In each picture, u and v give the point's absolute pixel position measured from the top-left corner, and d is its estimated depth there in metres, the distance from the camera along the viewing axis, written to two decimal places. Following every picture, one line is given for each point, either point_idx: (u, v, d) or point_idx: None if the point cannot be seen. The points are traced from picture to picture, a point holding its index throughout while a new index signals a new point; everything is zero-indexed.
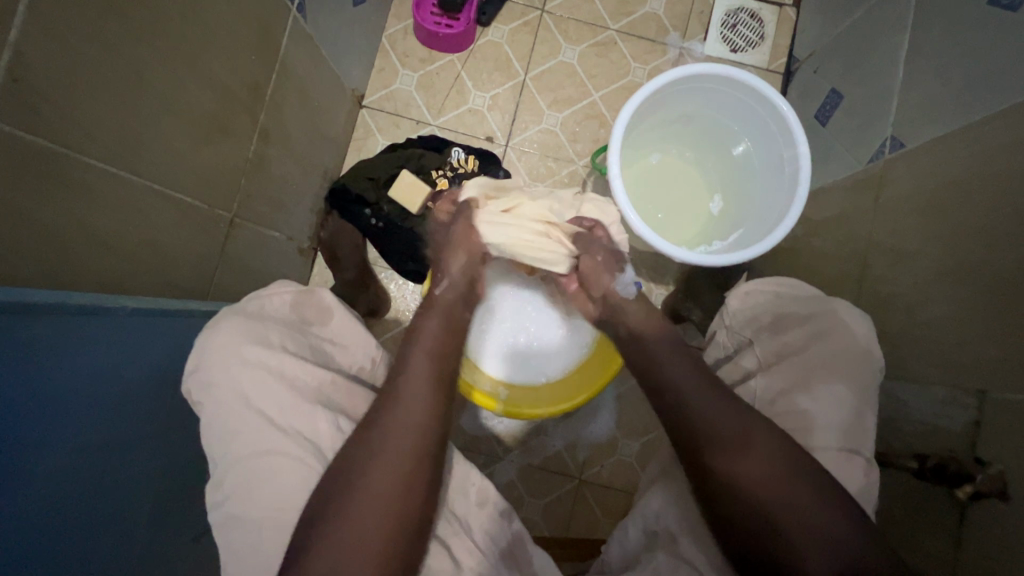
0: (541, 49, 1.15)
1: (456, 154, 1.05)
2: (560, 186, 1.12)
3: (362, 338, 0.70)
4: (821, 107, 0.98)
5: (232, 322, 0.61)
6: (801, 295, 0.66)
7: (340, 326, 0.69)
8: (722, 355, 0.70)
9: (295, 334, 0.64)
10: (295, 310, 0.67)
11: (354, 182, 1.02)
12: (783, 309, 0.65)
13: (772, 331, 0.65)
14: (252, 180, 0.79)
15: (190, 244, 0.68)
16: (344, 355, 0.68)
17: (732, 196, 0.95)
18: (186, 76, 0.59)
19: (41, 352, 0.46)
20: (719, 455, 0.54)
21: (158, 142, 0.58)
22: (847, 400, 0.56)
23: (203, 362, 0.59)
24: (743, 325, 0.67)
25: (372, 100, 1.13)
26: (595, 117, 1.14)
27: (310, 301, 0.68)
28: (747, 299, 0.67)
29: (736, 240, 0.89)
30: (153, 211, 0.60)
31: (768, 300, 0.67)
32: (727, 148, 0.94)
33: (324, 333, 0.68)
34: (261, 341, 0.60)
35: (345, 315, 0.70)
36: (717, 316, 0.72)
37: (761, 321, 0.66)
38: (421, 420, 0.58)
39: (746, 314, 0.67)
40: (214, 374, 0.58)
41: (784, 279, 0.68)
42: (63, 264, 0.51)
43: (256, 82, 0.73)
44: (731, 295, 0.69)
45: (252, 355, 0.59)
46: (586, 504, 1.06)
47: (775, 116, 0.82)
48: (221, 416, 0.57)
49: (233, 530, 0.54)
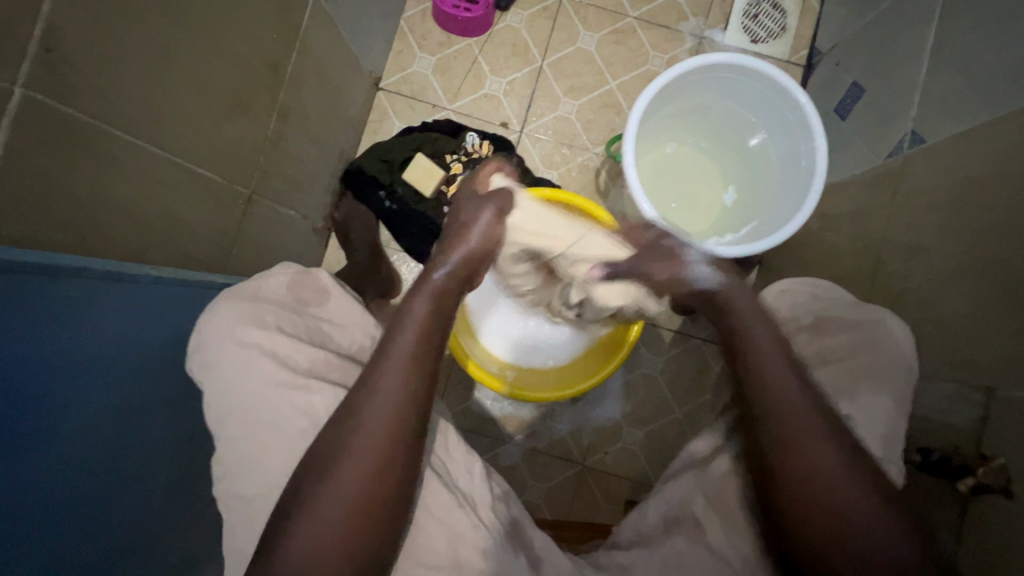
0: (559, 35, 1.14)
1: (471, 139, 1.06)
2: (573, 175, 1.12)
3: (362, 318, 0.67)
4: (841, 101, 0.97)
5: (232, 306, 0.59)
6: (842, 301, 0.66)
7: (339, 307, 0.66)
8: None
9: (289, 321, 0.60)
10: (291, 292, 0.64)
11: (370, 164, 1.04)
12: (824, 312, 0.65)
13: (811, 332, 0.65)
14: (269, 158, 0.80)
15: (209, 217, 0.69)
16: (344, 336, 0.65)
17: (747, 188, 0.94)
18: (209, 52, 0.60)
19: (65, 315, 0.48)
20: (801, 476, 0.51)
21: (182, 115, 0.60)
22: (879, 403, 0.56)
23: (200, 343, 0.58)
24: (778, 323, 0.68)
25: (390, 82, 1.13)
26: (611, 105, 1.13)
27: (308, 282, 0.65)
28: (783, 298, 0.69)
29: (749, 233, 0.89)
30: (175, 183, 0.62)
31: (802, 298, 0.67)
32: (743, 141, 0.93)
33: (321, 314, 0.65)
34: (255, 324, 0.58)
35: (344, 296, 0.66)
36: None
37: (800, 321, 0.66)
38: (364, 443, 0.50)
39: (786, 313, 0.68)
40: (210, 355, 0.57)
41: (820, 282, 0.69)
42: (79, 235, 0.51)
43: (276, 59, 0.73)
44: (769, 293, 0.71)
45: (247, 338, 0.57)
46: (589, 489, 1.08)
47: (795, 109, 0.81)
48: (215, 394, 0.56)
49: (234, 507, 0.54)
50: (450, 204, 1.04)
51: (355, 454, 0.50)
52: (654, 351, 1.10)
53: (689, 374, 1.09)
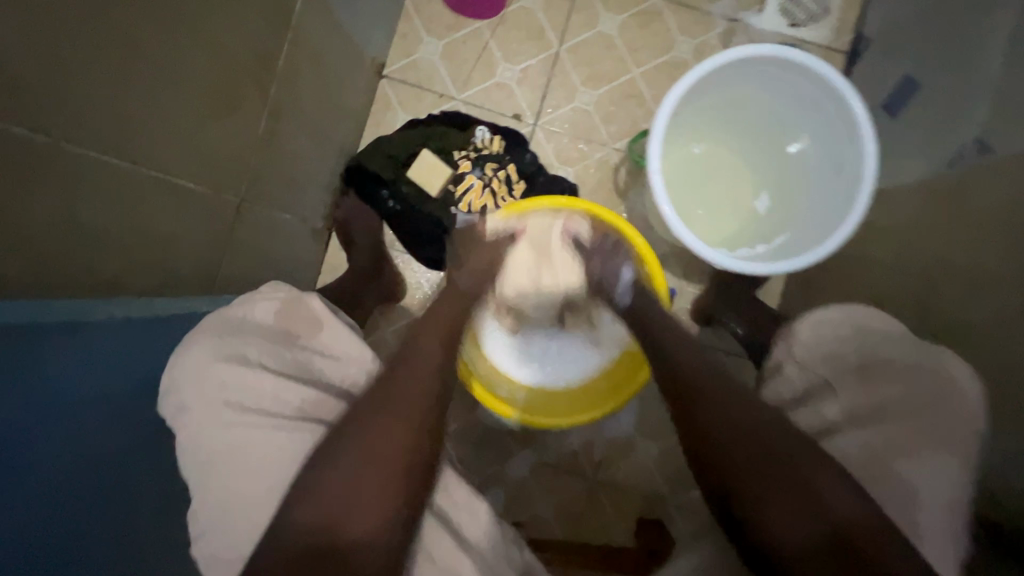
0: (578, 17, 1.05)
1: (482, 133, 0.99)
2: (591, 172, 1.04)
3: (357, 351, 0.61)
4: (890, 97, 0.88)
5: (213, 340, 0.55)
6: (892, 338, 0.59)
7: (332, 338, 0.61)
8: (789, 394, 0.62)
9: (276, 355, 0.57)
10: (281, 322, 0.59)
11: (372, 160, 0.97)
12: (871, 352, 0.59)
13: (861, 375, 0.59)
14: (262, 160, 0.73)
15: (196, 231, 0.63)
16: (335, 370, 0.60)
17: (782, 194, 0.86)
18: (189, 49, 0.53)
19: (9, 370, 0.43)
20: (732, 460, 0.54)
21: (157, 124, 0.53)
22: (941, 464, 0.52)
23: (174, 382, 0.53)
24: (818, 361, 0.61)
25: (394, 69, 1.04)
26: (633, 96, 1.05)
27: (299, 311, 0.61)
28: (822, 328, 0.61)
29: (783, 244, 0.82)
30: (153, 199, 0.55)
31: (845, 332, 0.61)
32: (779, 142, 0.85)
33: (312, 345, 0.60)
34: (236, 361, 0.54)
35: (338, 327, 0.62)
36: (779, 344, 0.65)
37: (845, 361, 0.60)
38: (389, 435, 0.52)
39: (824, 350, 0.61)
40: (186, 394, 0.52)
41: (862, 309, 0.62)
42: (32, 268, 0.46)
43: (265, 52, 0.66)
44: (802, 322, 0.63)
45: (227, 375, 0.53)
46: (601, 504, 1.04)
47: (841, 109, 0.73)
48: (192, 439, 0.51)
49: (218, 569, 0.49)
50: (457, 205, 0.98)
51: (380, 436, 0.51)
52: None
53: None
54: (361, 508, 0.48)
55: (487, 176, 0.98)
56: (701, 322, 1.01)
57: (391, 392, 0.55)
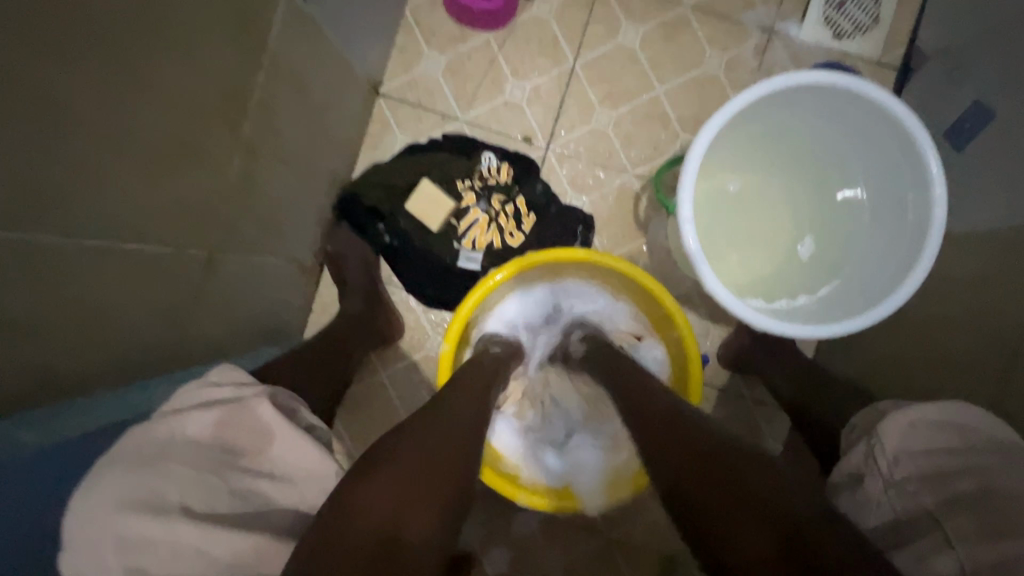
0: (596, 27, 0.94)
1: (488, 161, 0.91)
2: (607, 201, 0.94)
3: (313, 462, 0.50)
4: (955, 125, 0.77)
5: (120, 473, 0.42)
6: (1005, 458, 0.48)
7: (282, 450, 0.50)
8: (871, 523, 0.50)
9: (207, 488, 0.44)
10: (217, 436, 0.48)
11: (366, 192, 0.88)
12: (987, 483, 0.47)
13: (972, 511, 0.45)
14: (237, 205, 0.64)
15: (153, 296, 0.55)
16: (285, 494, 0.48)
17: (827, 238, 0.75)
18: (135, 98, 0.44)
19: None
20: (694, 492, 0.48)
21: (97, 186, 0.44)
22: None
23: (69, 537, 0.40)
24: (915, 482, 0.49)
25: (392, 86, 0.94)
26: (656, 116, 0.94)
27: (239, 420, 0.49)
28: (912, 435, 0.51)
29: (830, 297, 0.71)
30: (95, 271, 0.47)
31: (946, 446, 0.50)
32: (826, 179, 0.75)
33: (257, 464, 0.48)
34: (150, 505, 0.41)
35: (289, 434, 0.50)
36: (861, 443, 0.56)
37: (950, 488, 0.47)
38: (441, 434, 0.50)
39: (923, 466, 0.50)
40: (84, 557, 0.39)
41: (963, 411, 0.52)
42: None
43: (234, 87, 0.57)
44: (888, 420, 0.54)
45: (138, 529, 0.40)
46: (614, 565, 0.95)
47: (906, 147, 0.63)
48: None
49: None
50: (460, 240, 0.90)
51: (431, 437, 0.49)
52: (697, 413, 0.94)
53: None
54: (412, 509, 0.42)
55: (494, 210, 0.90)
56: (731, 364, 0.91)
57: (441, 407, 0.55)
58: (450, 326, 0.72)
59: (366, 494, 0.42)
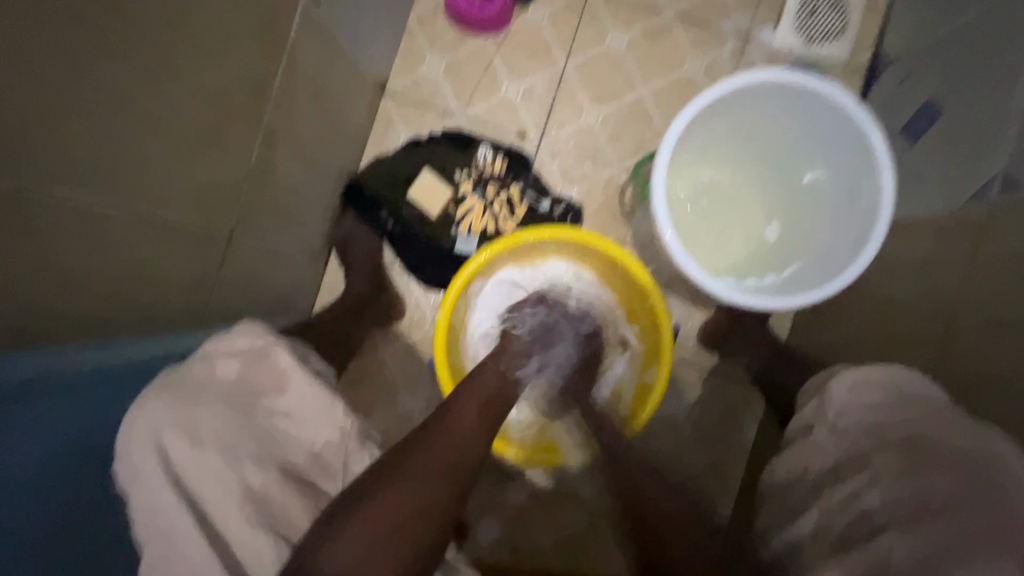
0: (585, 34, 1.02)
1: (483, 153, 0.99)
2: (595, 193, 1.01)
3: (324, 409, 0.57)
4: (911, 121, 0.84)
5: (165, 404, 0.49)
6: (927, 405, 0.56)
7: (297, 395, 0.56)
8: (817, 468, 0.60)
9: (238, 424, 0.52)
10: (242, 380, 0.54)
11: (372, 182, 0.97)
12: (914, 429, 0.54)
13: (899, 454, 0.53)
14: (257, 188, 0.72)
15: (177, 263, 0.62)
16: (302, 431, 0.56)
17: (794, 223, 0.82)
18: (174, 86, 0.52)
19: None
20: None
21: (138, 160, 0.52)
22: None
23: (125, 451, 0.48)
24: (854, 433, 0.58)
25: (397, 87, 1.02)
26: (641, 115, 1.02)
27: (261, 368, 0.56)
28: (856, 393, 0.60)
29: (794, 274, 0.78)
30: (131, 234, 0.54)
31: (879, 399, 0.59)
32: (792, 170, 0.82)
33: (276, 404, 0.56)
34: (186, 434, 0.49)
35: (303, 380, 0.57)
36: (814, 404, 0.66)
37: (885, 436, 0.55)
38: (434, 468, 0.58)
39: (859, 417, 0.59)
40: (134, 467, 0.48)
41: (901, 370, 0.59)
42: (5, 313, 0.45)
43: (258, 82, 0.65)
44: (840, 383, 0.63)
45: (175, 451, 0.48)
46: (600, 535, 1.01)
47: (858, 137, 0.70)
48: (141, 512, 0.48)
49: None
50: (458, 226, 0.98)
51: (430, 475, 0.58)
52: (678, 391, 1.01)
53: (716, 419, 1.00)
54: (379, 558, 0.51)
55: (489, 198, 0.98)
56: (709, 345, 0.99)
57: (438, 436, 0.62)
58: (445, 292, 0.80)
59: (340, 549, 0.49)
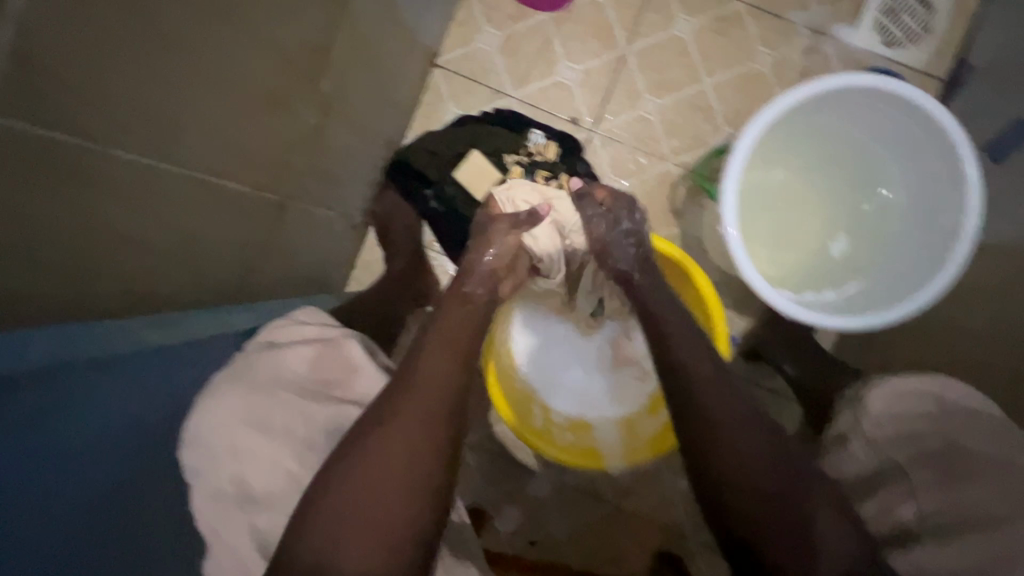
0: (651, 17, 0.97)
1: (535, 138, 0.93)
2: (646, 186, 0.97)
3: None
4: (995, 139, 0.79)
5: (239, 389, 0.53)
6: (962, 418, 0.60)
7: (364, 386, 0.60)
8: (852, 472, 0.63)
9: (305, 406, 0.55)
10: (311, 370, 0.58)
11: (417, 157, 0.92)
12: (954, 443, 0.59)
13: (939, 469, 0.58)
14: (309, 159, 0.69)
15: (228, 231, 0.59)
16: None
17: (861, 239, 0.78)
18: (247, 45, 0.49)
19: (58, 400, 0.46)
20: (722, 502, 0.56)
21: (208, 123, 0.49)
22: None
23: (193, 435, 0.50)
24: (890, 440, 0.61)
25: (449, 58, 0.98)
26: (702, 108, 0.97)
27: (332, 358, 0.60)
28: (898, 401, 0.63)
29: (858, 293, 0.75)
30: (191, 200, 0.52)
31: (920, 409, 0.62)
32: (865, 182, 0.78)
33: (345, 394, 0.59)
34: (257, 422, 0.53)
35: (370, 374, 0.61)
36: (847, 413, 0.67)
37: (925, 447, 0.60)
38: (405, 412, 0.54)
39: (898, 423, 0.62)
40: (203, 446, 0.51)
41: (944, 380, 0.63)
42: (52, 269, 0.42)
43: (322, 46, 0.61)
44: (876, 391, 0.64)
45: (246, 435, 0.52)
46: (618, 533, 1.00)
47: (947, 154, 0.65)
48: (212, 491, 0.51)
49: None
50: None
51: (397, 420, 0.53)
52: None
53: None
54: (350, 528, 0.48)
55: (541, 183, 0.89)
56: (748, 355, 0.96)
57: (408, 381, 0.56)
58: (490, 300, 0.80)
59: (314, 529, 0.47)
